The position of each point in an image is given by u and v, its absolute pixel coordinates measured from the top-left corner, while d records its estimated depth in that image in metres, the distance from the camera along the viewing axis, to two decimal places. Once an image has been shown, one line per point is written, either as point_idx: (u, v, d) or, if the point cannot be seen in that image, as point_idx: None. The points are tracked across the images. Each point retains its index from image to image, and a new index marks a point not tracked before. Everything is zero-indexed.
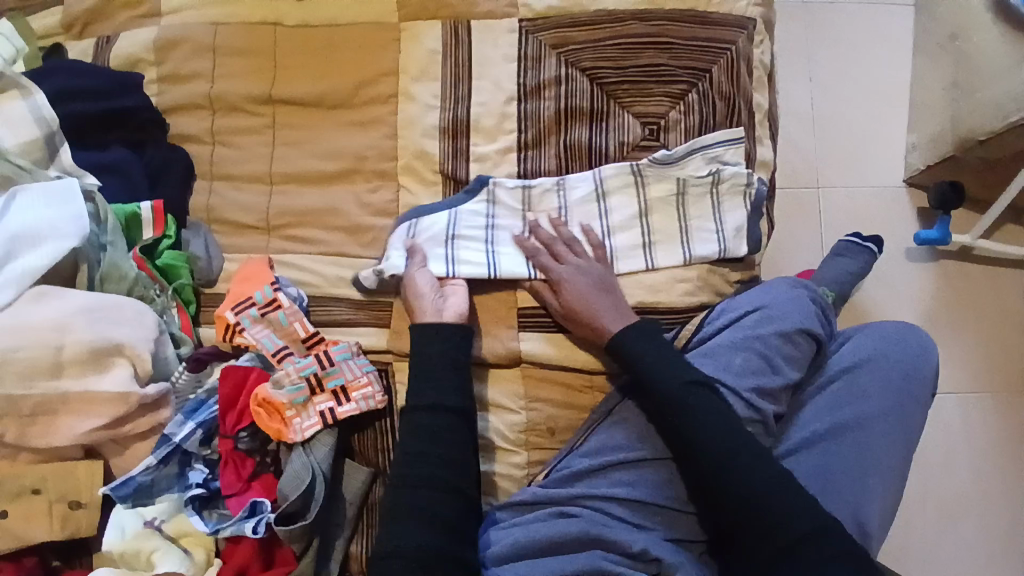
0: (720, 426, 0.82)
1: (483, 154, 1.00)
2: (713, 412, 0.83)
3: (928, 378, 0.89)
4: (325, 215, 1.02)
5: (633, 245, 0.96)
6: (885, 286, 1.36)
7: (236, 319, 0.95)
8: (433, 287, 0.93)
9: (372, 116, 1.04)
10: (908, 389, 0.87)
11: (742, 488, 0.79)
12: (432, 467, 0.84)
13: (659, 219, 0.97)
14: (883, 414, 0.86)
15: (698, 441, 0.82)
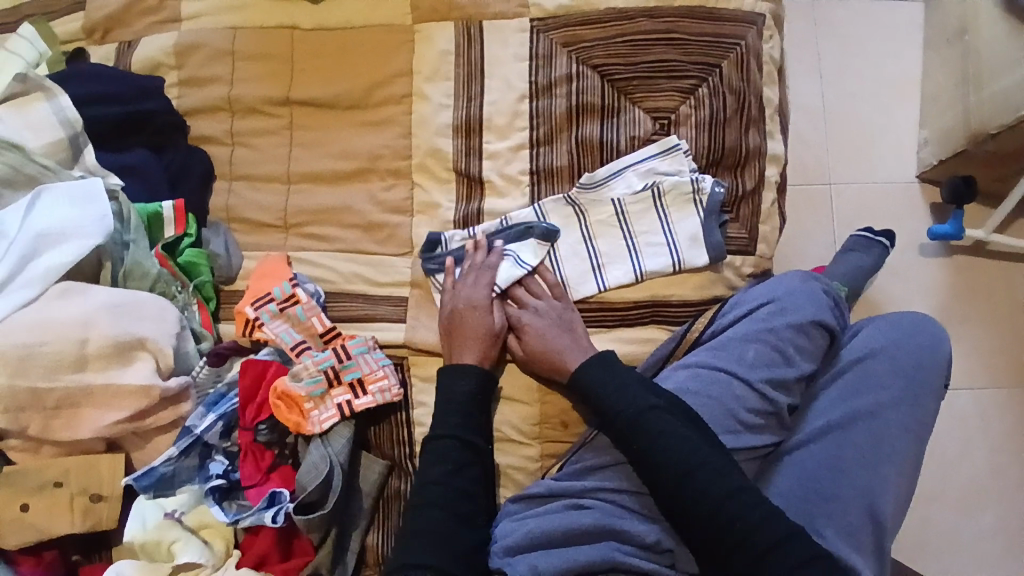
0: (688, 447, 0.80)
1: (495, 152, 1.02)
2: (679, 431, 0.81)
3: (941, 368, 0.88)
4: (340, 213, 1.04)
5: (582, 264, 0.97)
6: (898, 282, 1.35)
7: (255, 314, 0.97)
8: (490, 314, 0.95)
9: (386, 116, 1.06)
10: (920, 378, 0.87)
11: (716, 506, 0.76)
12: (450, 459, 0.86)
13: (639, 220, 0.98)
14: (896, 403, 0.85)
15: (675, 456, 0.79)
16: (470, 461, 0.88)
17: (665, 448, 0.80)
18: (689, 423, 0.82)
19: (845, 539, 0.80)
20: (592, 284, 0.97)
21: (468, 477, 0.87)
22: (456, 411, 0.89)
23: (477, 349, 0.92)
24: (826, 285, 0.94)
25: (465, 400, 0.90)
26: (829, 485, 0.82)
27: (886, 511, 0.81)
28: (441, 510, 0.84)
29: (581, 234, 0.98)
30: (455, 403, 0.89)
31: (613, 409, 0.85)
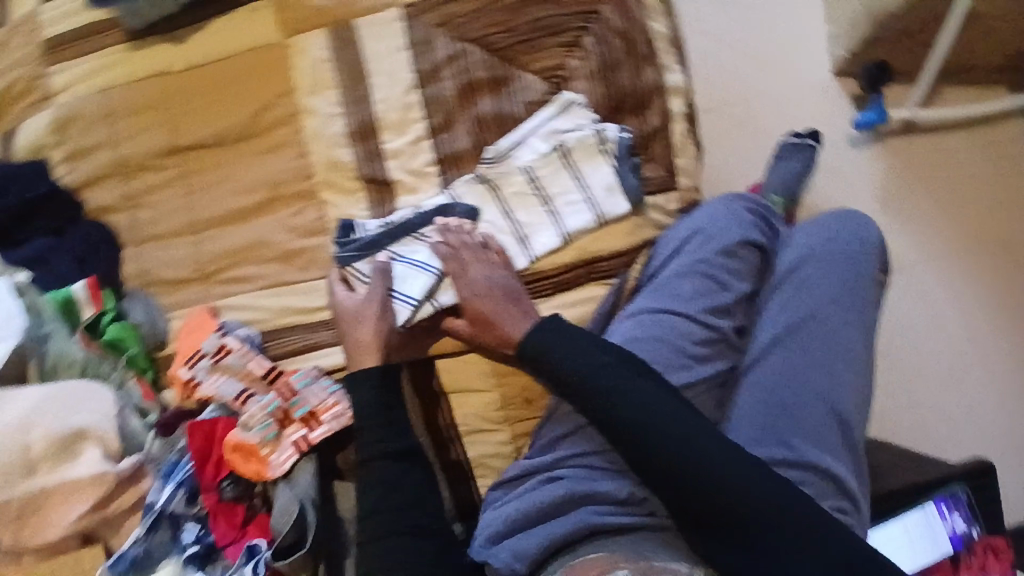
0: (647, 397, 0.77)
1: (397, 150, 0.98)
2: (629, 385, 0.78)
3: (873, 257, 0.88)
4: (254, 249, 1.00)
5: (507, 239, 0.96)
6: (834, 179, 1.34)
7: (191, 374, 0.94)
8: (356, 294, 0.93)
9: (278, 140, 1.00)
10: (853, 270, 0.87)
11: (670, 453, 0.74)
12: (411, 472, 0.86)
13: (553, 182, 0.96)
14: (835, 302, 0.85)
15: (627, 410, 0.77)
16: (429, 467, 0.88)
17: (617, 401, 0.77)
18: (638, 378, 0.79)
19: (816, 445, 0.80)
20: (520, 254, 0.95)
21: (410, 491, 0.85)
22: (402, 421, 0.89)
23: (354, 328, 0.91)
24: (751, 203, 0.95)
25: (385, 412, 0.88)
26: (787, 395, 0.82)
27: (848, 408, 0.81)
28: (399, 529, 0.82)
29: (500, 210, 0.96)
30: (375, 418, 0.87)
31: (567, 373, 0.81)
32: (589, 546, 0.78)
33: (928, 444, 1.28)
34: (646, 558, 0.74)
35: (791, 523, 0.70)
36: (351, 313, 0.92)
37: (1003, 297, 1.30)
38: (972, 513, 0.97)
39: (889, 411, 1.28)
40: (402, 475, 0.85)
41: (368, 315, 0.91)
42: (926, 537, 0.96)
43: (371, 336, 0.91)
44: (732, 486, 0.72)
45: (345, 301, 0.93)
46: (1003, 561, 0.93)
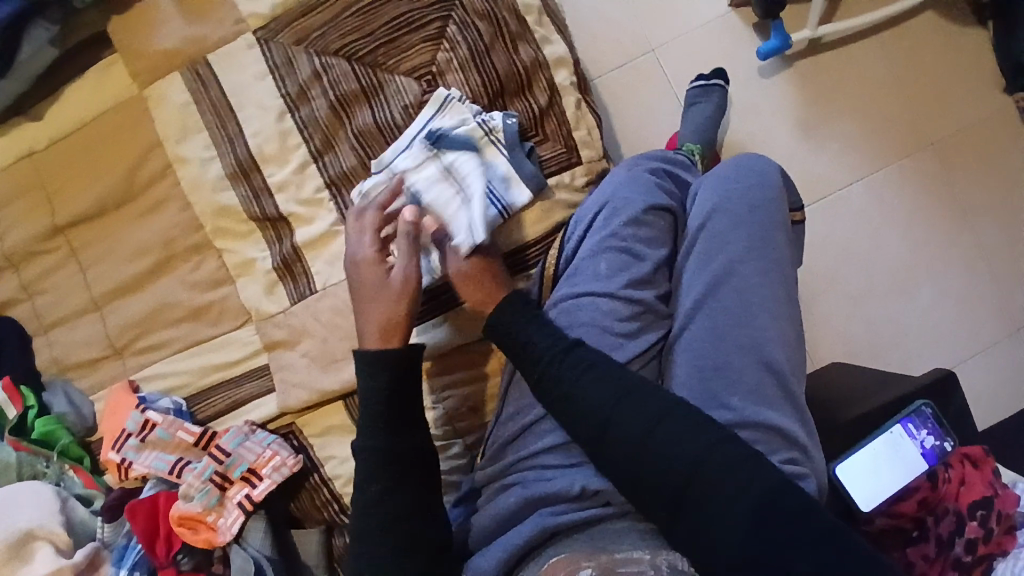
0: (609, 376, 0.79)
1: (282, 182, 0.93)
2: (583, 372, 0.79)
3: (777, 200, 0.86)
4: (160, 313, 0.95)
5: (451, 202, 0.89)
6: (753, 113, 1.27)
7: (121, 456, 0.90)
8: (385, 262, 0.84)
9: (160, 195, 0.96)
10: (760, 218, 0.85)
11: (631, 438, 0.75)
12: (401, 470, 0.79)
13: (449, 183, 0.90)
14: (748, 253, 0.83)
15: (586, 393, 0.78)
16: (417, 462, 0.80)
17: (578, 386, 0.79)
18: (592, 361, 0.80)
19: (753, 400, 0.78)
20: (477, 208, 0.87)
21: (408, 491, 0.79)
22: (396, 415, 0.80)
23: (381, 311, 0.83)
24: (652, 166, 0.95)
25: (381, 403, 0.80)
26: (719, 355, 0.80)
27: (779, 358, 0.79)
28: (391, 533, 0.77)
29: (455, 165, 0.90)
30: (373, 409, 0.80)
31: (526, 368, 0.83)
32: (551, 548, 0.77)
33: (892, 361, 1.22)
34: (607, 550, 0.74)
35: (744, 494, 0.68)
36: (384, 290, 0.83)
37: (944, 196, 1.24)
38: (940, 428, 0.93)
39: (850, 335, 1.22)
40: (399, 474, 0.78)
41: (397, 290, 0.83)
42: (896, 458, 0.91)
43: (383, 320, 0.82)
44: (690, 460, 0.72)
45: (379, 269, 0.84)
46: (981, 470, 0.92)
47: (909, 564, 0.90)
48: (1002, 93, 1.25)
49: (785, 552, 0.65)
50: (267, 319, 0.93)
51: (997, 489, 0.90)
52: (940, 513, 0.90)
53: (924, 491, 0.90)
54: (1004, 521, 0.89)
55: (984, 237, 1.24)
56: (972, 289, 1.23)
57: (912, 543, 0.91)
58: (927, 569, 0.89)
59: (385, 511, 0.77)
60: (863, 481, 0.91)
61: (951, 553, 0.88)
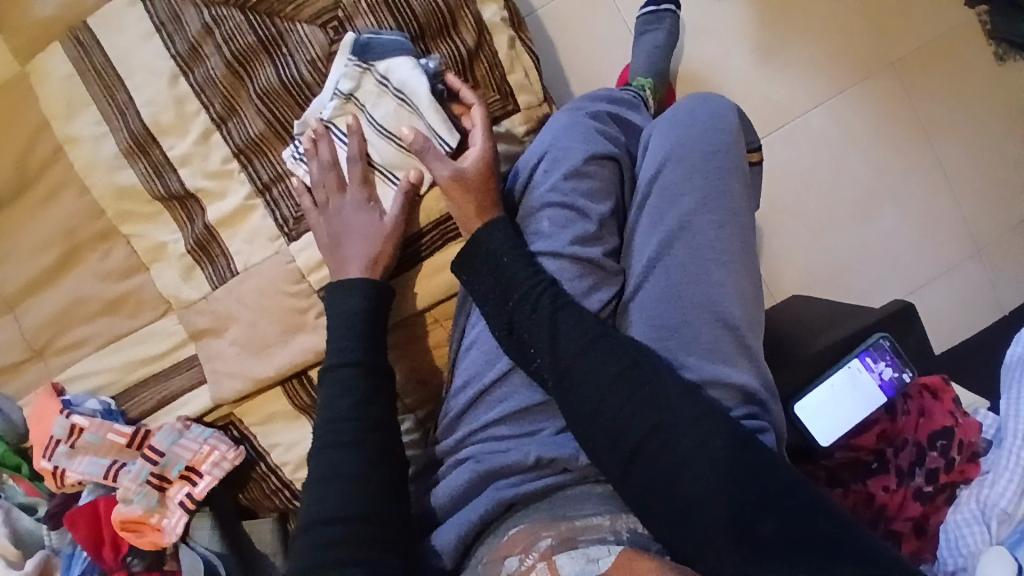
0: (580, 318, 0.74)
1: (184, 154, 0.85)
2: (549, 321, 0.74)
3: (732, 144, 0.80)
4: (74, 310, 0.88)
5: (403, 115, 0.83)
6: (708, 39, 1.15)
7: (52, 464, 0.84)
8: (371, 208, 0.82)
9: (55, 180, 0.87)
10: (715, 164, 0.78)
11: (593, 398, 0.70)
12: (381, 384, 0.76)
13: (392, 114, 0.83)
14: (702, 203, 0.77)
15: (556, 342, 0.73)
16: (380, 385, 0.76)
17: (546, 336, 0.74)
18: (558, 308, 0.75)
19: (710, 362, 0.73)
20: (429, 113, 0.82)
21: (386, 406, 0.76)
22: (364, 335, 0.77)
23: (374, 253, 0.80)
24: (598, 109, 0.87)
25: (352, 322, 0.77)
26: (673, 316, 0.75)
27: (735, 314, 0.74)
28: (364, 447, 0.72)
29: (389, 73, 0.82)
30: (360, 329, 0.77)
31: (492, 320, 0.78)
32: (510, 520, 0.74)
33: (853, 291, 1.17)
34: (567, 518, 0.70)
35: (709, 451, 0.64)
36: (376, 234, 0.80)
37: (908, 115, 1.17)
38: (899, 359, 0.88)
39: (815, 268, 1.17)
40: (378, 388, 0.76)
41: (385, 229, 0.81)
42: (853, 393, 0.87)
43: (366, 257, 0.80)
44: (654, 418, 0.67)
45: (366, 218, 0.81)
46: (941, 400, 0.89)
47: (869, 496, 0.86)
48: (966, 6, 1.16)
49: (755, 514, 0.62)
50: (188, 307, 0.86)
51: (957, 418, 0.87)
52: (900, 444, 0.87)
53: (883, 424, 0.88)
54: (966, 450, 0.86)
55: (948, 159, 1.17)
56: (937, 213, 1.18)
57: (873, 475, 0.87)
58: (888, 500, 0.85)
59: (361, 423, 0.73)
60: (820, 417, 0.87)
61: (911, 484, 0.85)
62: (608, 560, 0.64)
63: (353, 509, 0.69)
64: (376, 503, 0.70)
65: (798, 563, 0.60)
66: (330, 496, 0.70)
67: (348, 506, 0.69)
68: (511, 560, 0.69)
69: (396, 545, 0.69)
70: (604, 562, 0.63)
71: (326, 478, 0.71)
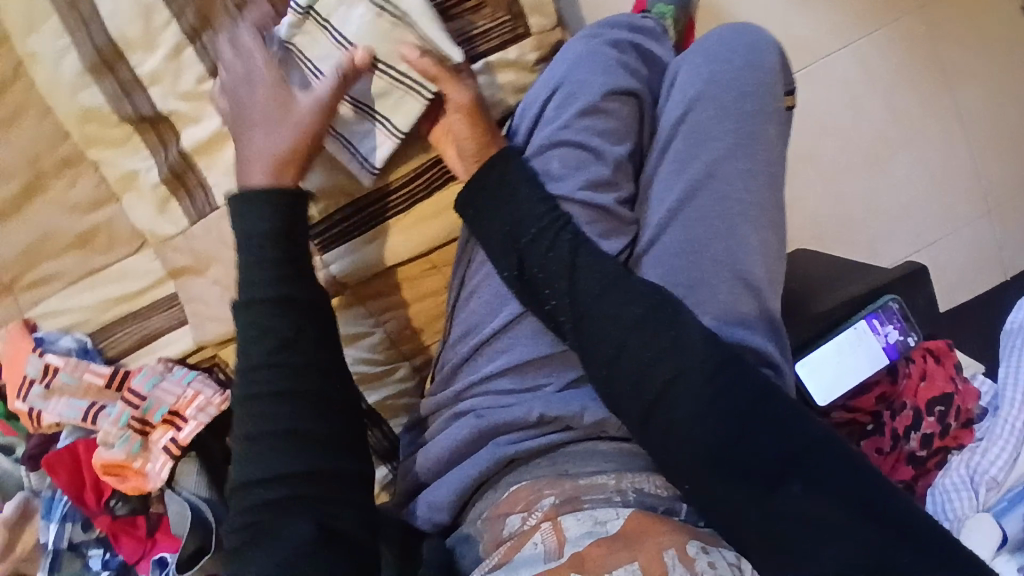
0: (598, 264, 0.69)
1: (156, 73, 0.77)
2: (566, 265, 0.69)
3: (768, 86, 0.74)
4: (40, 245, 0.81)
5: (382, 27, 0.77)
6: None
7: (26, 406, 0.80)
8: (289, 97, 0.74)
9: (12, 101, 0.78)
10: (749, 107, 0.73)
11: (608, 351, 0.66)
12: (307, 325, 0.69)
13: (380, 29, 0.77)
14: (730, 149, 0.72)
15: (571, 287, 0.69)
16: (307, 322, 0.69)
17: (558, 280, 0.70)
18: (579, 249, 0.70)
19: (730, 322, 0.68)
20: (423, 21, 0.76)
21: (313, 346, 0.69)
22: (287, 264, 0.70)
23: (281, 146, 0.73)
24: (618, 37, 0.79)
25: (276, 253, 0.70)
26: (693, 269, 0.70)
27: (758, 271, 0.69)
28: (293, 398, 0.67)
29: None
30: (269, 254, 0.69)
31: (500, 264, 0.73)
32: (510, 476, 0.72)
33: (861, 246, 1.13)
34: (570, 476, 0.67)
35: (729, 407, 0.61)
36: (288, 125, 0.73)
37: (936, 58, 1.09)
38: (907, 323, 0.84)
39: (826, 221, 1.12)
40: (305, 327, 0.69)
41: (300, 123, 0.73)
42: (857, 354, 0.83)
43: (274, 150, 0.72)
44: (672, 370, 0.63)
45: (279, 107, 0.73)
46: (944, 365, 0.85)
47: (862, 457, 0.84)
48: None
49: (778, 478, 0.59)
50: (165, 243, 0.80)
51: (957, 384, 0.85)
52: (898, 407, 0.84)
53: (884, 385, 0.84)
54: (962, 416, 0.84)
55: (971, 108, 1.11)
56: (954, 167, 1.12)
57: (867, 436, 0.85)
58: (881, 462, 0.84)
59: (280, 371, 0.67)
60: (823, 376, 0.83)
61: (906, 447, 0.84)
62: (616, 523, 0.61)
63: (284, 472, 0.65)
64: (310, 462, 0.66)
65: (820, 529, 0.57)
66: (261, 459, 0.65)
67: (282, 467, 0.65)
68: (513, 518, 0.66)
69: (349, 500, 0.67)
70: (613, 525, 0.61)
71: (256, 436, 0.66)
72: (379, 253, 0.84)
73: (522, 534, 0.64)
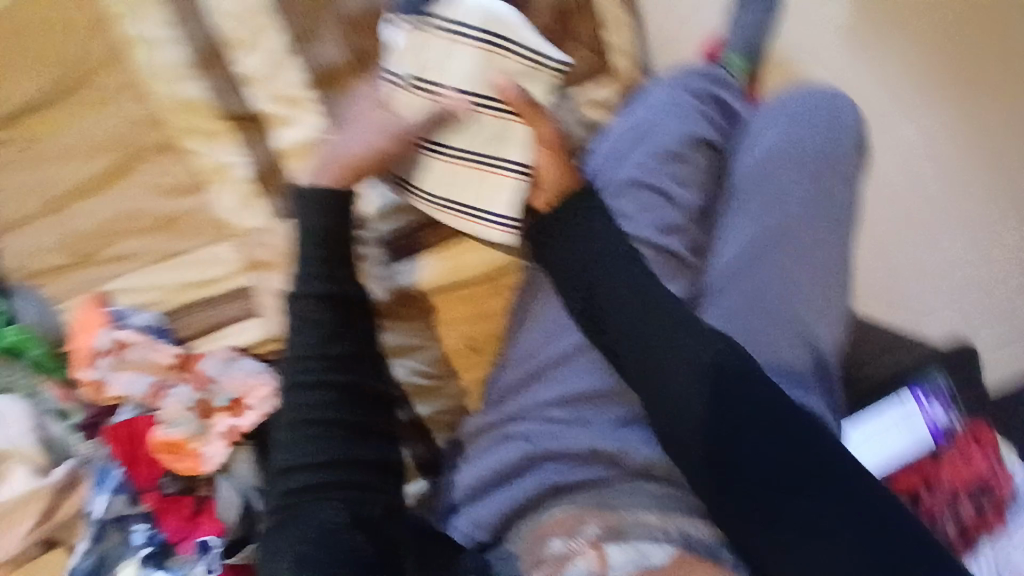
0: (670, 307, 0.71)
1: (261, 75, 0.82)
2: (639, 304, 0.71)
3: (844, 151, 0.77)
4: (124, 222, 0.85)
5: (484, 54, 0.76)
6: (807, 20, 1.03)
7: (94, 375, 0.82)
8: (377, 117, 0.78)
9: (114, 83, 0.82)
10: (824, 170, 0.76)
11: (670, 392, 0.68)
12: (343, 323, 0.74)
13: (483, 52, 0.76)
14: (804, 209, 0.74)
15: (639, 326, 0.71)
16: (345, 319, 0.75)
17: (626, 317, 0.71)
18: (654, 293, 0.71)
19: (789, 377, 0.70)
20: (524, 34, 0.76)
21: (349, 342, 0.74)
22: (331, 262, 0.75)
23: (356, 158, 0.76)
24: (700, 88, 0.82)
25: (323, 250, 0.75)
26: (757, 321, 0.72)
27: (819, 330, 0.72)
28: (327, 387, 0.72)
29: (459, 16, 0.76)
30: (316, 252, 0.75)
31: (569, 295, 0.76)
32: (553, 503, 0.73)
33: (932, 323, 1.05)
34: (614, 508, 0.69)
35: (785, 458, 0.63)
36: (366, 140, 0.77)
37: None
38: (952, 404, 0.87)
39: None
40: (340, 323, 0.74)
41: (376, 138, 0.76)
42: (902, 429, 0.86)
43: (346, 159, 0.76)
44: (737, 419, 0.65)
45: (365, 124, 0.78)
46: (984, 448, 0.85)
47: None
48: None
49: (827, 533, 0.61)
50: (247, 234, 0.84)
51: (997, 470, 0.83)
52: (934, 487, 0.84)
53: (922, 464, 0.85)
54: (999, 503, 0.83)
55: None
56: None
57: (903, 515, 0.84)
58: None
59: (321, 362, 0.72)
60: (867, 445, 0.86)
61: (939, 529, 0.82)
62: (660, 556, 0.64)
63: (322, 458, 0.69)
64: (346, 449, 0.70)
65: None
66: (302, 444, 0.70)
67: (319, 453, 0.69)
68: (555, 542, 0.68)
69: (382, 487, 0.71)
70: (657, 559, 0.64)
71: (296, 423, 0.70)
72: (446, 270, 0.87)
73: (566, 558, 0.66)
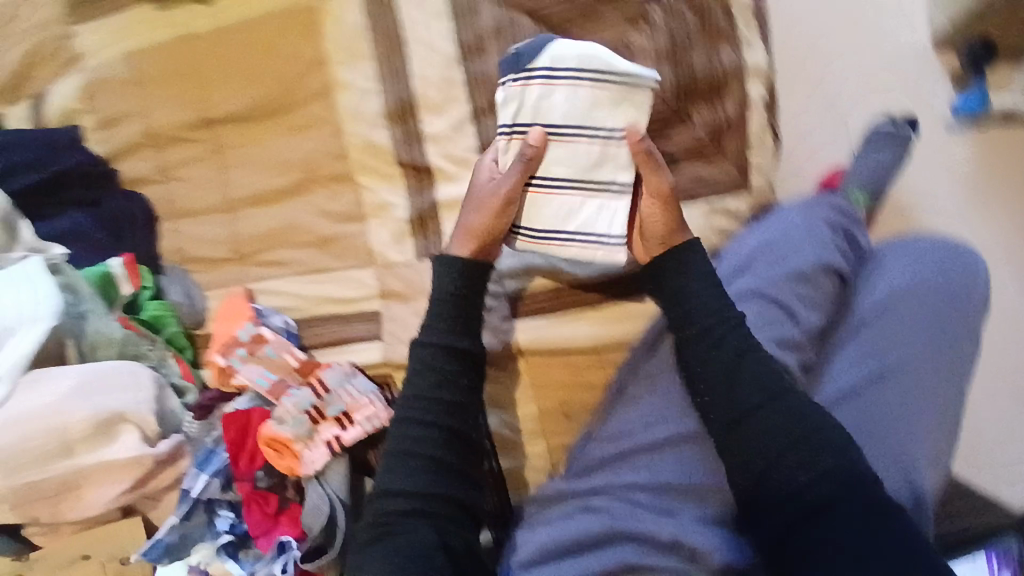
0: (785, 418, 0.73)
1: (438, 133, 0.91)
2: (757, 406, 0.75)
3: (969, 306, 0.81)
4: (286, 233, 0.95)
5: (584, 97, 0.81)
6: (933, 173, 1.08)
7: (226, 362, 0.91)
8: (489, 180, 0.84)
9: (312, 115, 0.94)
10: (948, 319, 0.80)
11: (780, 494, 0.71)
12: (454, 374, 0.80)
13: (582, 99, 0.81)
14: (925, 351, 0.78)
15: (754, 429, 0.74)
16: (462, 370, 0.80)
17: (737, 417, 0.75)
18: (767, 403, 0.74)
19: None
20: (617, 68, 0.80)
21: (461, 391, 0.79)
22: (455, 317, 0.82)
23: (476, 224, 0.84)
24: (835, 219, 0.87)
25: (454, 308, 0.82)
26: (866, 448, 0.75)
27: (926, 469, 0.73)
28: (438, 428, 0.77)
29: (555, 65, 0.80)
30: (446, 308, 0.82)
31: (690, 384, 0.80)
32: None
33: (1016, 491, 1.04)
34: None
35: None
36: (479, 206, 0.84)
37: None
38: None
39: None
40: (457, 372, 0.80)
41: (487, 205, 0.83)
42: None
43: (471, 229, 0.84)
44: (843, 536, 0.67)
45: (478, 190, 0.84)
46: None
47: None
48: None
49: None
50: (390, 266, 0.92)
51: None
52: None
53: None
54: None
55: None
56: None
57: None
58: None
59: (438, 403, 0.78)
60: None
61: None
62: None
63: (426, 489, 0.75)
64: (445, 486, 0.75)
65: None
66: (407, 474, 0.76)
67: (429, 486, 0.75)
68: None
69: (463, 528, 0.75)
70: None
71: (407, 453, 0.77)
72: (555, 334, 0.91)
73: None
